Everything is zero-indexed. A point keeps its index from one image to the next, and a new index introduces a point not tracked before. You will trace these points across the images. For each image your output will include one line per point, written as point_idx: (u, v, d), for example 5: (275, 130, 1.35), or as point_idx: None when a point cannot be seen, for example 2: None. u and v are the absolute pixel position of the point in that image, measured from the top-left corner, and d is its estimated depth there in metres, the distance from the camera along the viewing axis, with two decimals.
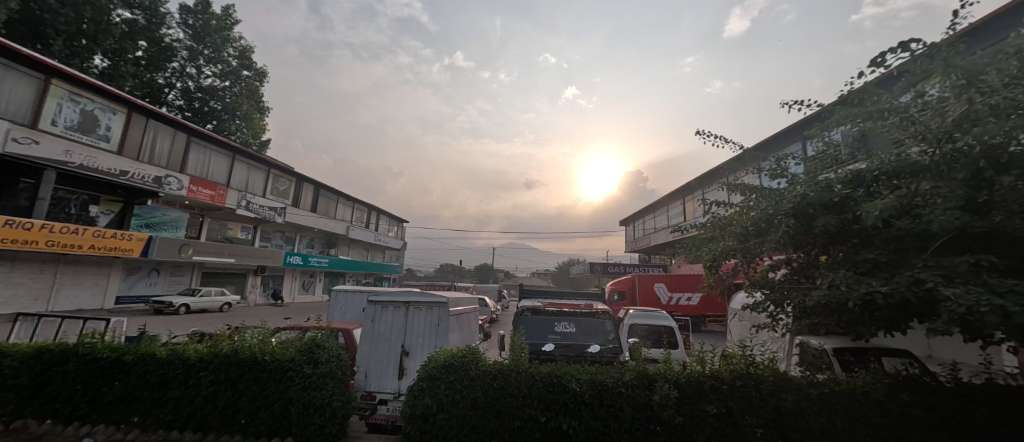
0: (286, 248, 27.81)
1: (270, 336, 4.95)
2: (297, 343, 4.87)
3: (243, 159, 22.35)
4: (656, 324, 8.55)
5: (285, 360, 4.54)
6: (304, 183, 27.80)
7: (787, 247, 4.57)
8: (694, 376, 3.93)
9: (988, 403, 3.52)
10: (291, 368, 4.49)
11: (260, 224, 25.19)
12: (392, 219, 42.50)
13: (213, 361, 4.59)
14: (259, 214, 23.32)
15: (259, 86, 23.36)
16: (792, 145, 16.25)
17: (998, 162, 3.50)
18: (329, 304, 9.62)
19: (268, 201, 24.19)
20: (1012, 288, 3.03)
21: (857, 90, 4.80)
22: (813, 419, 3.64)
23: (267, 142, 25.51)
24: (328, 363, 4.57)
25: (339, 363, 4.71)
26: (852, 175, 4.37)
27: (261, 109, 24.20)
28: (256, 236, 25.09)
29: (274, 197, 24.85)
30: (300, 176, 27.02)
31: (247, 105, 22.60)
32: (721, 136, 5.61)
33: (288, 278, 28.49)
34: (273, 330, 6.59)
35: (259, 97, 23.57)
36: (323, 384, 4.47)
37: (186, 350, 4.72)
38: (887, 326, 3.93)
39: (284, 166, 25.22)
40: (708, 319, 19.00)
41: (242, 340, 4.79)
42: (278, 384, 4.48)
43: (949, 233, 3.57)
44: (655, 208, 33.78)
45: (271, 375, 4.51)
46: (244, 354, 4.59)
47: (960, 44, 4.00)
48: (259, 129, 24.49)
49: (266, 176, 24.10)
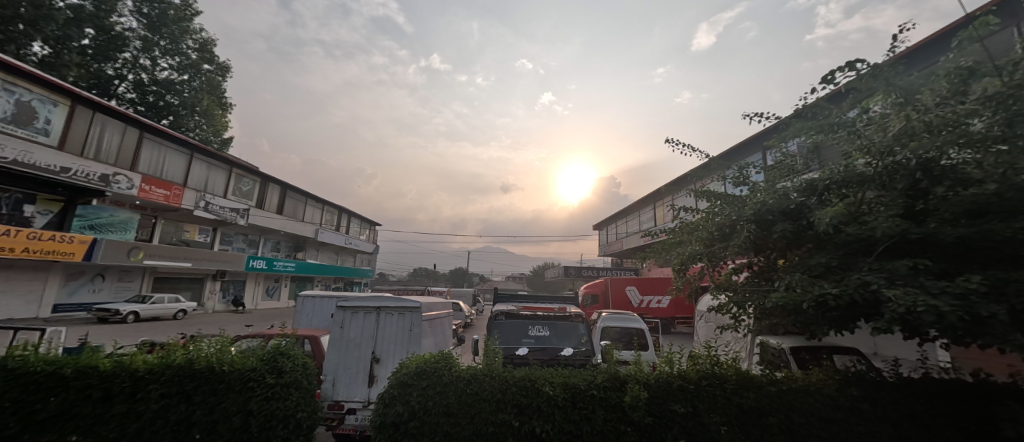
0: (249, 251, 26.31)
1: (229, 345, 4.55)
2: (259, 351, 4.55)
3: (203, 158, 21.08)
4: (627, 327, 8.87)
5: (245, 370, 4.22)
6: (270, 183, 26.47)
7: (749, 251, 4.88)
8: (662, 377, 4.08)
9: (926, 396, 3.87)
10: (252, 379, 4.18)
11: (220, 226, 23.67)
12: (364, 222, 41.28)
13: (165, 372, 4.15)
14: (219, 216, 21.91)
15: (221, 80, 22.03)
16: (753, 155, 17.39)
17: (932, 174, 3.93)
18: (295, 310, 9.22)
19: (230, 201, 22.81)
20: (943, 289, 3.27)
21: (810, 105, 5.16)
22: (772, 415, 3.87)
23: (229, 139, 24.07)
24: (292, 372, 4.31)
25: (305, 371, 4.48)
26: (807, 184, 4.62)
27: (224, 105, 22.84)
28: (216, 238, 23.50)
29: (236, 198, 23.49)
30: (265, 176, 25.70)
31: (209, 101, 21.21)
32: (687, 145, 6.07)
33: (251, 283, 26.92)
34: (233, 338, 6.21)
35: (222, 92, 22.23)
36: (287, 394, 4.21)
37: (134, 361, 4.22)
38: (837, 326, 4.21)
39: (247, 164, 23.89)
40: (678, 321, 19.88)
41: (197, 351, 4.34)
42: (237, 396, 4.15)
43: (890, 239, 3.86)
44: (628, 213, 34.90)
45: (228, 387, 4.17)
46: (199, 364, 4.20)
47: (898, 66, 4.33)
48: (221, 126, 23.04)
49: (227, 176, 22.78)
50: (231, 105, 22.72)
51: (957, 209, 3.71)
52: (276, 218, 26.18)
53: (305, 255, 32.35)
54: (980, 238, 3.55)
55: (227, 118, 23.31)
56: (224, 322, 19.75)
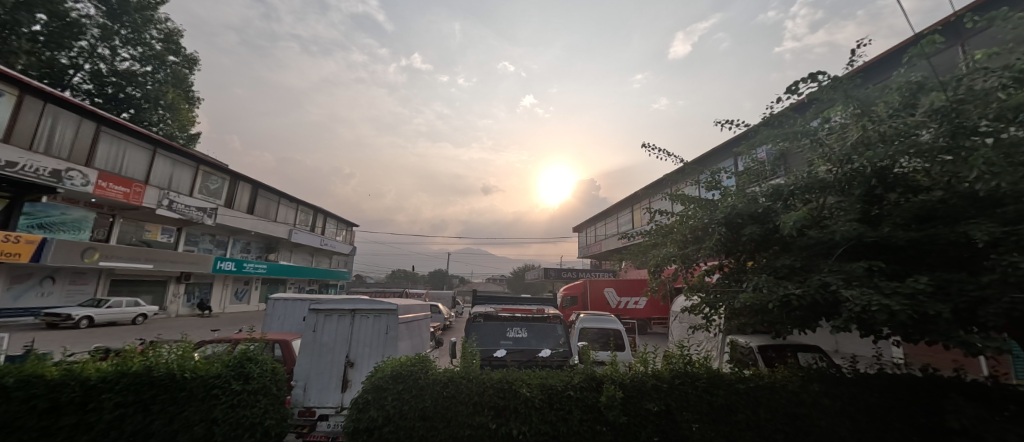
0: (217, 252, 25.30)
1: (191, 351, 4.35)
2: (224, 356, 4.40)
3: (168, 154, 20.15)
4: (604, 327, 9.02)
5: (209, 376, 4.08)
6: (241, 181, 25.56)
7: (720, 253, 5.04)
8: (638, 377, 4.18)
9: (880, 390, 4.08)
10: (216, 386, 4.05)
11: (185, 226, 22.67)
12: (340, 223, 40.41)
13: (120, 381, 3.90)
14: (184, 215, 21.00)
15: (188, 73, 21.12)
16: (725, 160, 17.99)
17: (886, 181, 4.19)
18: (265, 313, 8.92)
19: (196, 200, 21.90)
20: (894, 289, 3.47)
21: (777, 114, 5.38)
22: (740, 411, 4.02)
23: (196, 135, 23.10)
24: (260, 378, 4.21)
25: (274, 377, 4.36)
26: (773, 189, 4.84)
27: (191, 99, 21.90)
28: (180, 238, 22.49)
29: (203, 197, 22.56)
30: (235, 175, 24.78)
31: (174, 94, 20.28)
32: (663, 150, 6.18)
33: (218, 286, 25.87)
34: (196, 343, 5.93)
35: (189, 85, 21.31)
36: (254, 401, 4.12)
37: (85, 369, 3.93)
38: (801, 325, 4.41)
39: (215, 162, 22.98)
40: (654, 321, 20.32)
41: (156, 358, 4.12)
42: (200, 404, 4.00)
43: (848, 242, 4.07)
44: (606, 215, 35.43)
45: (191, 395, 4.01)
46: (158, 372, 3.99)
47: (856, 78, 4.59)
48: (187, 121, 22.08)
49: (194, 174, 21.86)
50: (198, 99, 21.80)
51: (908, 215, 3.96)
52: (246, 218, 25.29)
53: (278, 256, 31.38)
54: (928, 242, 3.80)
55: (194, 113, 22.35)
56: (188, 327, 18.92)
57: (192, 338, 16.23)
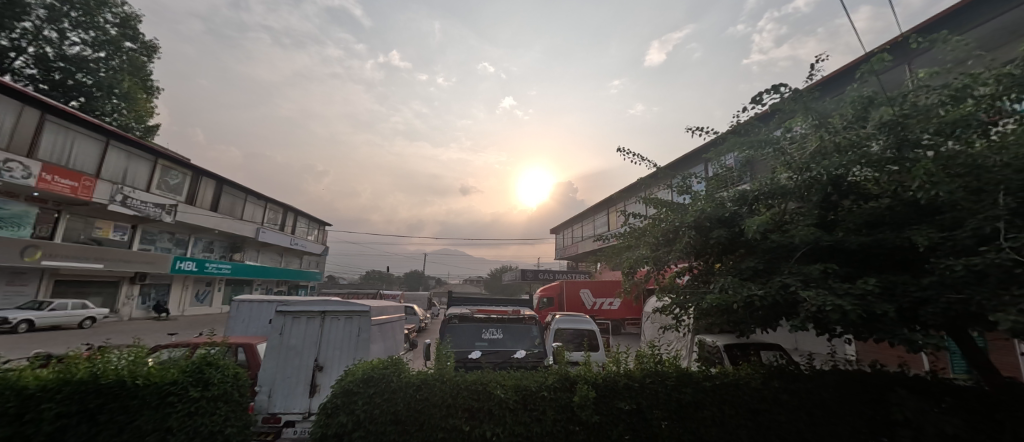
0: (176, 251, 24.11)
1: (144, 355, 4.12)
2: (180, 362, 4.21)
3: (122, 146, 19.06)
4: (579, 328, 9.16)
5: (164, 382, 3.88)
6: (204, 177, 24.45)
7: (690, 255, 5.22)
8: (610, 376, 4.28)
9: (834, 386, 4.32)
10: (172, 393, 3.88)
11: (141, 223, 21.50)
12: (312, 222, 39.32)
13: (63, 389, 3.62)
14: (139, 212, 19.92)
15: (146, 61, 20.18)
16: (697, 166, 18.60)
17: (841, 188, 4.45)
18: (227, 316, 8.56)
19: (153, 196, 20.80)
20: (847, 290, 3.70)
21: (743, 123, 5.62)
22: (707, 408, 4.18)
23: (154, 127, 21.94)
24: (221, 384, 4.07)
25: (236, 382, 4.22)
26: (739, 195, 5.04)
27: (148, 89, 20.76)
28: (135, 237, 21.31)
29: (161, 192, 21.46)
30: (198, 170, 23.68)
31: (130, 82, 19.06)
32: (637, 154, 6.27)
33: (177, 287, 24.63)
34: (152, 348, 5.61)
35: (147, 74, 20.21)
36: (214, 408, 3.97)
37: (22, 377, 3.60)
38: (762, 324, 4.62)
39: (175, 156, 21.89)
40: (628, 322, 20.74)
41: (104, 364, 3.84)
42: (153, 413, 3.82)
43: (807, 245, 4.29)
44: (583, 217, 35.92)
45: (144, 403, 3.82)
46: (107, 379, 3.74)
47: (814, 92, 4.87)
48: (144, 112, 20.84)
49: (152, 168, 20.77)
50: (157, 89, 20.69)
51: (859, 220, 4.23)
52: (210, 216, 24.21)
53: (244, 256, 30.21)
54: (877, 246, 4.05)
55: (152, 103, 21.21)
56: (143, 330, 17.94)
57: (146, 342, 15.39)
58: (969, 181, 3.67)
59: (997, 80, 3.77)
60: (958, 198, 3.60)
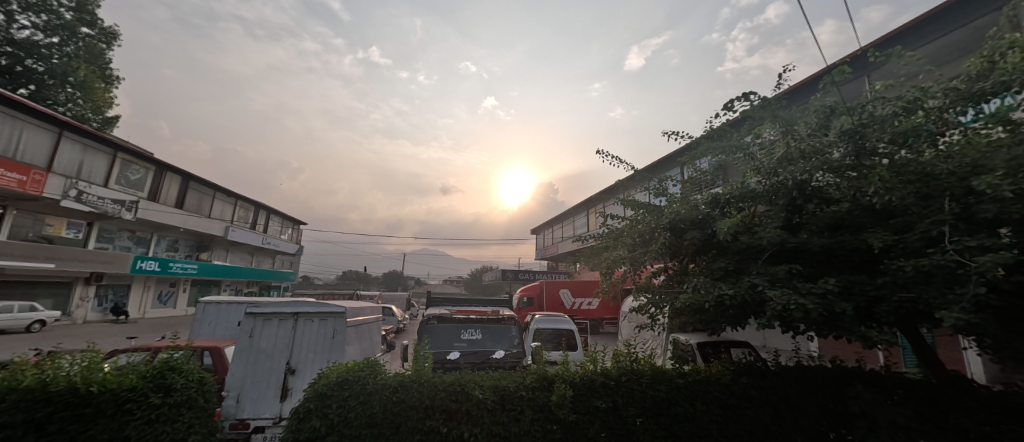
0: (137, 251, 23.00)
1: (100, 361, 3.90)
2: (139, 366, 4.05)
3: (77, 138, 18.06)
4: (558, 328, 9.27)
5: (122, 389, 3.71)
6: (169, 172, 23.45)
7: (665, 256, 5.36)
8: (587, 375, 4.36)
9: (798, 381, 4.54)
10: (130, 400, 3.73)
11: (98, 220, 20.42)
12: (286, 220, 38.26)
13: (6, 398, 3.34)
14: (95, 208, 18.96)
15: (105, 48, 19.23)
16: (672, 169, 19.09)
17: (805, 193, 4.66)
18: (193, 319, 8.23)
19: (112, 192, 19.81)
20: (810, 290, 3.88)
21: (716, 129, 5.81)
22: (680, 405, 4.32)
23: (114, 118, 20.87)
24: (184, 389, 3.97)
25: (201, 388, 4.12)
26: (712, 198, 5.21)
27: (107, 77, 19.76)
28: (90, 234, 20.24)
29: (120, 188, 20.47)
30: (162, 165, 22.69)
31: (87, 70, 18.10)
32: (616, 157, 6.38)
33: (137, 288, 23.48)
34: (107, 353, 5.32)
35: (105, 62, 19.22)
36: (178, 416, 3.89)
37: None
38: (732, 322, 4.80)
39: (136, 150, 20.90)
40: (606, 321, 21.06)
41: (53, 370, 3.61)
42: (109, 421, 3.65)
43: (773, 247, 4.48)
44: (563, 218, 36.24)
45: (99, 411, 3.62)
46: (57, 386, 3.49)
47: (782, 100, 5.09)
48: (103, 102, 19.82)
49: (110, 162, 19.78)
50: (116, 79, 19.69)
51: (822, 223, 4.45)
52: (174, 213, 23.24)
53: (212, 256, 29.10)
54: (838, 248, 4.27)
55: (112, 93, 20.17)
56: (99, 334, 17.06)
57: (101, 346, 14.62)
58: (920, 187, 3.92)
59: (945, 93, 4.07)
60: (909, 203, 3.84)
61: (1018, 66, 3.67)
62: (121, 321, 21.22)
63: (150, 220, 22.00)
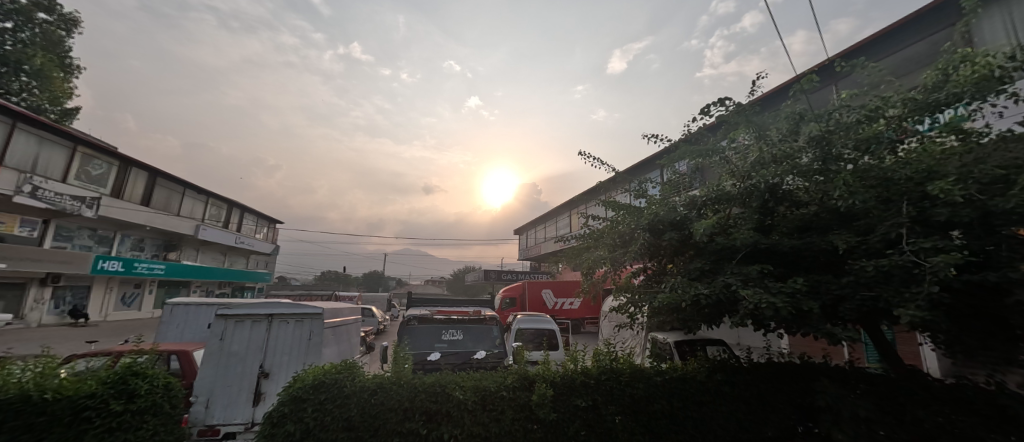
0: (97, 250, 21.93)
1: (56, 366, 3.73)
2: (100, 371, 3.89)
3: (32, 130, 17.11)
4: (540, 328, 9.34)
5: (80, 396, 3.56)
6: (134, 168, 22.51)
7: (644, 256, 5.48)
8: (567, 375, 4.43)
9: (769, 377, 4.71)
10: (89, 407, 3.57)
11: (55, 217, 19.38)
12: (261, 219, 37.22)
13: None
14: (52, 204, 17.94)
15: (63, 36, 18.27)
16: (652, 172, 19.47)
17: (777, 196, 4.85)
18: (160, 321, 7.94)
19: (70, 188, 18.86)
20: (780, 289, 4.04)
21: (694, 133, 5.96)
22: (657, 402, 4.42)
23: (73, 110, 19.86)
24: (149, 395, 3.80)
25: (166, 393, 3.95)
26: (690, 200, 5.35)
27: (65, 67, 18.78)
28: (46, 233, 19.20)
29: (80, 183, 19.52)
30: (126, 159, 21.76)
31: (44, 58, 17.18)
32: (598, 159, 6.47)
33: (97, 289, 22.38)
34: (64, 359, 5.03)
35: (64, 50, 18.29)
36: (143, 423, 3.74)
37: None
38: (707, 321, 4.95)
39: (97, 143, 19.97)
40: (587, 321, 21.28)
41: (3, 377, 3.46)
42: (65, 430, 3.49)
43: (747, 248, 4.64)
44: (546, 219, 36.45)
45: (54, 419, 3.46)
46: (7, 393, 3.35)
47: (755, 106, 5.28)
48: (62, 93, 18.85)
49: (69, 156, 18.84)
50: (76, 68, 18.74)
51: (791, 225, 4.63)
52: (140, 210, 22.32)
53: (181, 255, 28.02)
54: (806, 249, 4.45)
55: (71, 84, 19.19)
56: (55, 338, 16.20)
57: (58, 351, 13.89)
58: (881, 192, 4.13)
59: (903, 104, 4.32)
60: (870, 207, 4.05)
61: (970, 79, 3.93)
62: (80, 324, 20.19)
63: (113, 218, 21.06)
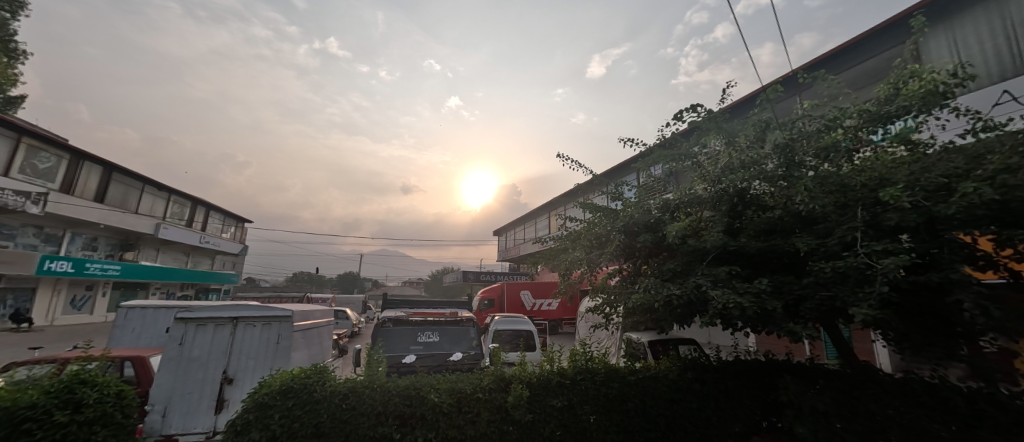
0: (44, 249, 20.54)
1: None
2: (43, 379, 3.69)
3: None
4: (517, 329, 9.35)
5: (19, 407, 3.36)
6: (86, 162, 21.27)
7: (620, 257, 5.57)
8: (543, 375, 4.46)
9: (736, 374, 4.88)
10: (29, 419, 3.36)
11: None
12: (228, 218, 35.85)
13: None
14: None
15: (7, 19, 17.09)
16: (628, 175, 19.87)
17: (745, 200, 5.03)
18: (113, 326, 7.50)
19: (14, 182, 17.60)
20: (746, 289, 4.19)
21: (668, 138, 6.12)
22: (631, 401, 4.50)
23: (18, 99, 18.57)
24: (98, 405, 3.59)
25: (118, 402, 3.73)
26: (663, 203, 5.48)
27: (9, 52, 17.56)
28: None
29: (25, 177, 18.26)
30: (78, 152, 20.56)
31: None
32: (576, 161, 6.54)
33: (43, 291, 20.92)
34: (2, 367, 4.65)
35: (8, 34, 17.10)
36: (91, 434, 3.51)
37: None
38: (679, 321, 5.06)
39: (45, 135, 18.75)
40: (565, 322, 21.45)
41: None
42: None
43: (716, 250, 4.79)
44: (525, 220, 36.59)
45: None
46: None
47: (725, 114, 5.48)
48: (6, 80, 17.62)
49: (13, 148, 17.60)
50: (21, 54, 17.54)
51: (758, 228, 4.81)
52: (93, 207, 21.09)
53: (139, 255, 26.61)
54: (771, 251, 4.63)
55: (15, 70, 17.96)
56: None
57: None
58: (838, 197, 4.35)
59: (859, 115, 4.58)
60: (830, 211, 4.25)
61: (917, 94, 4.19)
62: (24, 329, 18.80)
63: (63, 215, 19.82)
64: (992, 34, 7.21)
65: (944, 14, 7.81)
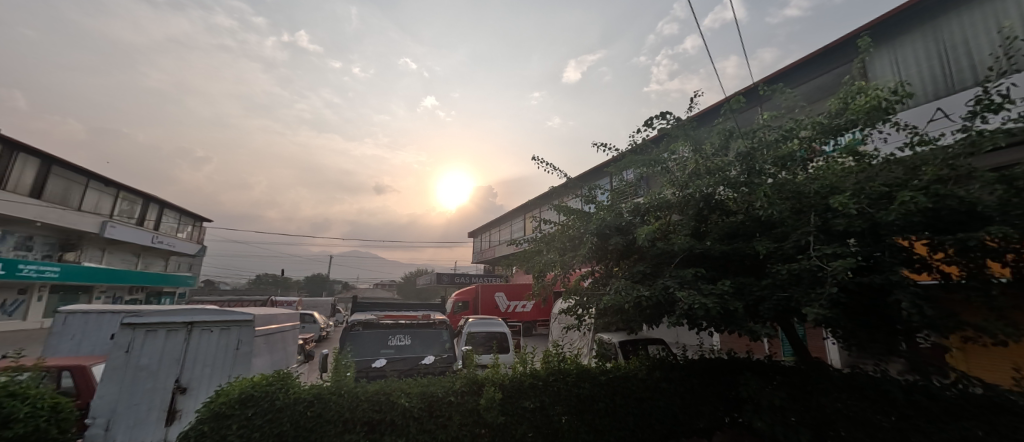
0: None
1: None
2: None
3: None
4: (491, 331, 9.37)
5: None
6: (21, 154, 19.72)
7: (592, 259, 5.69)
8: (516, 377, 4.51)
9: (701, 372, 5.10)
10: None
11: None
12: (185, 216, 34.11)
13: None
14: None
15: None
16: (602, 179, 20.29)
17: (711, 204, 5.26)
18: (50, 333, 6.99)
19: None
20: (711, 290, 4.39)
21: (639, 144, 6.32)
22: (602, 400, 4.62)
23: None
24: (29, 419, 3.35)
25: (51, 416, 3.51)
26: (634, 206, 5.65)
27: None
28: None
29: None
30: (12, 144, 19.05)
31: None
32: (550, 164, 6.65)
33: None
34: None
35: None
36: None
37: None
38: (648, 321, 5.23)
39: None
40: (539, 323, 21.61)
41: None
42: None
43: (683, 252, 4.99)
44: (500, 222, 36.68)
45: None
46: None
47: (692, 122, 5.72)
48: None
49: None
50: None
51: (722, 232, 5.04)
52: (27, 203, 19.59)
53: (82, 256, 24.88)
54: (734, 254, 4.87)
55: None
56: None
57: None
58: (794, 203, 4.62)
59: (813, 126, 4.91)
60: (786, 216, 4.53)
61: (863, 109, 4.54)
62: None
63: None
64: (927, 55, 7.84)
65: (886, 37, 8.45)
